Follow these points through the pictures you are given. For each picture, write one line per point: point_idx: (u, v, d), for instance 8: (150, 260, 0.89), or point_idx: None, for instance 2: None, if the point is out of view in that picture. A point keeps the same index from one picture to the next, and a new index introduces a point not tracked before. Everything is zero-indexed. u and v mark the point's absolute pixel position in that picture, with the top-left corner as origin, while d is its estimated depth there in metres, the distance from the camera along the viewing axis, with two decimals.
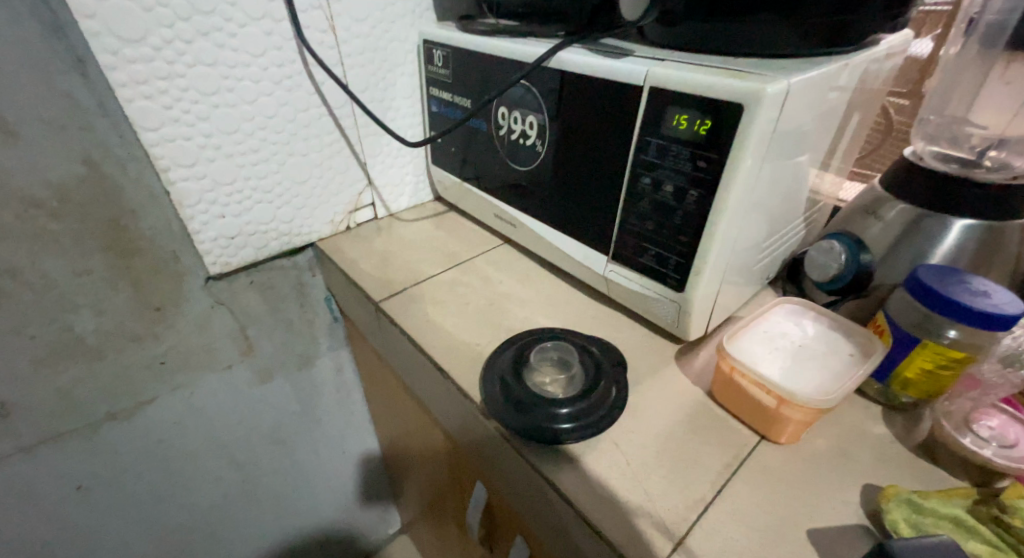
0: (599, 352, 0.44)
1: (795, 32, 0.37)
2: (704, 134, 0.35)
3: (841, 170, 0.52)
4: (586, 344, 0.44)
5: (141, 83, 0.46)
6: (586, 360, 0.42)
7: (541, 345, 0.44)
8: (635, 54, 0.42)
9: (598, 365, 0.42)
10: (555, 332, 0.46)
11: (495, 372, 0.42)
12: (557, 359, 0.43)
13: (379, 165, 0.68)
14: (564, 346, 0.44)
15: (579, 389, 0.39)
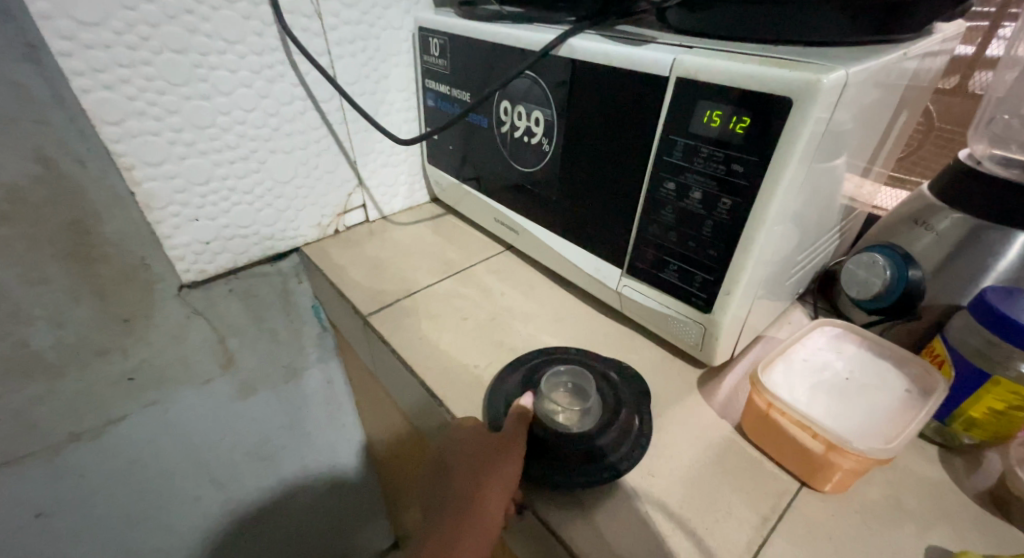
0: (619, 378, 0.38)
1: (846, 17, 0.32)
2: (739, 134, 0.31)
3: (879, 174, 0.47)
4: (603, 368, 0.39)
5: (101, 71, 0.41)
6: (603, 388, 0.37)
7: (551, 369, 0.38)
8: (657, 42, 0.37)
9: (618, 395, 0.36)
10: (568, 353, 0.41)
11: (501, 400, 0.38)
12: (570, 385, 0.37)
13: (372, 164, 0.63)
14: (575, 370, 0.37)
15: (597, 423, 0.34)
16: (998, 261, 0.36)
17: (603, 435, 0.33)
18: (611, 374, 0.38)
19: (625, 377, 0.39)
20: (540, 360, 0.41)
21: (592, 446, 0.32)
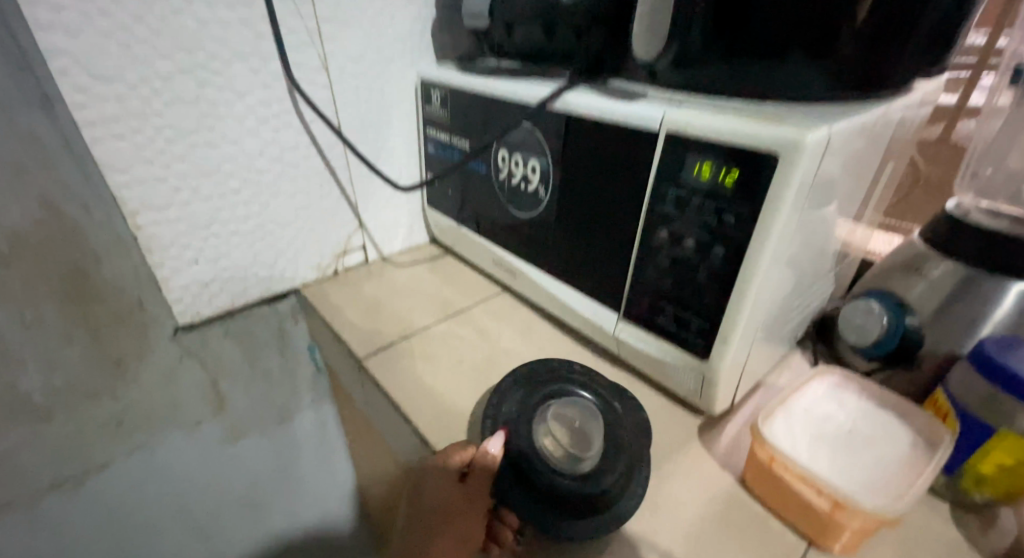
0: (623, 411, 0.37)
1: (828, 76, 0.34)
2: (730, 186, 0.31)
3: (870, 220, 0.48)
4: (608, 398, 0.38)
5: (112, 121, 0.42)
6: (607, 427, 0.36)
7: (560, 398, 0.37)
8: (648, 97, 0.39)
9: (624, 440, 0.35)
10: (576, 374, 0.40)
11: (501, 407, 0.36)
12: (574, 423, 0.36)
13: (372, 207, 0.64)
14: (587, 407, 0.37)
15: (596, 471, 0.33)
16: (994, 310, 0.36)
17: (603, 483, 0.32)
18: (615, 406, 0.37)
19: (630, 409, 0.37)
20: (545, 376, 0.39)
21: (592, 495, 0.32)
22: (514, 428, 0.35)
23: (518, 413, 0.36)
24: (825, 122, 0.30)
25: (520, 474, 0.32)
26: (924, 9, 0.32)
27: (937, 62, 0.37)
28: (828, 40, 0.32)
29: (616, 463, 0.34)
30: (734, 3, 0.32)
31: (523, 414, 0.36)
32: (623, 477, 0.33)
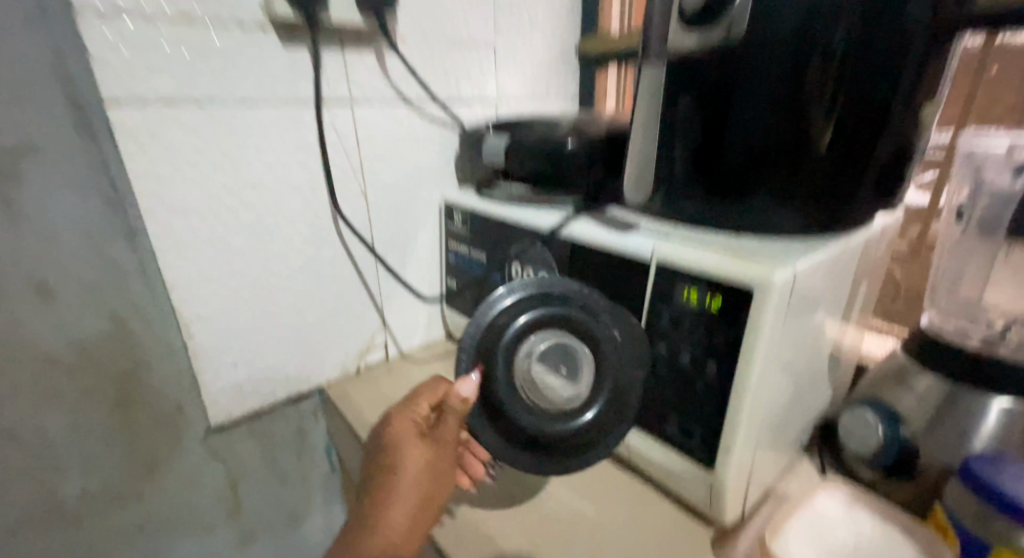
0: (624, 338, 0.39)
1: (794, 215, 0.40)
2: (716, 311, 0.36)
3: (859, 322, 0.51)
4: (611, 322, 0.39)
5: (183, 247, 0.49)
6: (608, 354, 0.39)
7: (559, 329, 0.40)
8: (641, 229, 0.45)
9: (620, 371, 0.39)
10: (586, 293, 0.40)
11: (495, 333, 0.40)
12: (560, 366, 0.42)
13: (396, 309, 0.69)
14: (587, 341, 0.39)
15: (571, 414, 0.39)
16: (981, 423, 0.38)
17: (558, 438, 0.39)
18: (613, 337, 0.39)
19: (630, 335, 0.39)
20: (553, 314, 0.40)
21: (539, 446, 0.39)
22: (507, 348, 0.39)
23: (511, 336, 0.39)
24: (790, 258, 0.35)
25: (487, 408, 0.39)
26: (867, 163, 0.39)
27: (895, 198, 0.42)
28: (790, 188, 0.39)
29: (599, 403, 0.39)
30: (704, 160, 0.41)
31: (516, 344, 0.40)
32: (600, 414, 0.39)
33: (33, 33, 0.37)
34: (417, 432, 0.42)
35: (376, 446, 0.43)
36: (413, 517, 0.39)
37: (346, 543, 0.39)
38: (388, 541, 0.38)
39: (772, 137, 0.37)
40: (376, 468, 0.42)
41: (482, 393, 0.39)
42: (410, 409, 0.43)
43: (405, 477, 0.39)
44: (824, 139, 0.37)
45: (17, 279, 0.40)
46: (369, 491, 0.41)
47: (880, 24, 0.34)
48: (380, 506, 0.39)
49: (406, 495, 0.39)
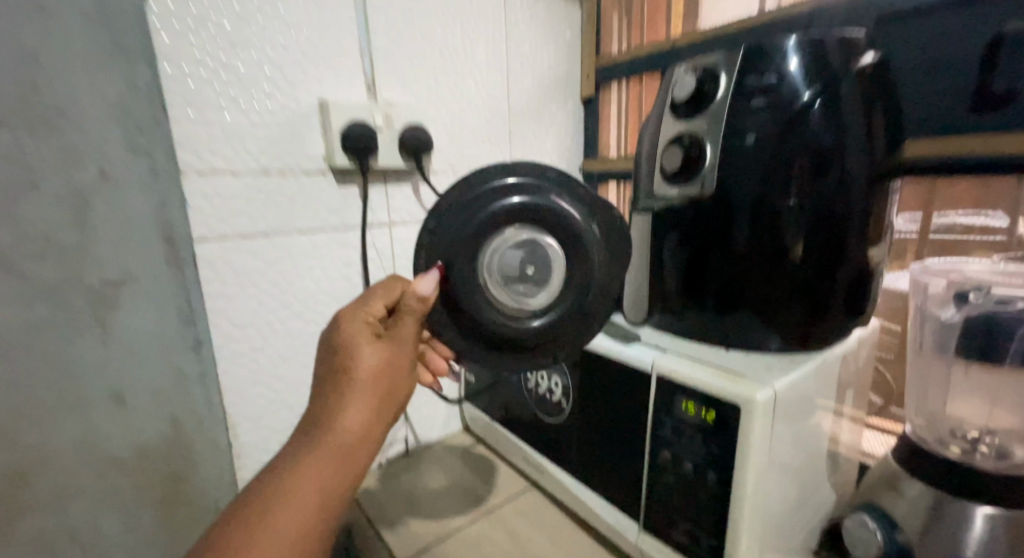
0: (599, 237, 0.40)
1: (776, 333, 0.46)
2: (711, 421, 0.41)
3: (853, 422, 0.55)
4: (585, 220, 0.40)
5: (239, 354, 0.56)
6: (574, 257, 0.40)
7: (530, 229, 0.39)
8: (642, 340, 0.51)
9: (590, 276, 0.40)
10: (556, 189, 0.40)
11: (470, 208, 0.39)
12: (526, 270, 0.40)
13: (416, 403, 0.74)
14: (556, 240, 0.39)
15: (536, 311, 0.40)
16: (968, 530, 0.40)
17: (511, 319, 0.40)
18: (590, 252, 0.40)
19: (606, 231, 0.40)
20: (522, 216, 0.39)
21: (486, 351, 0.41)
22: (472, 250, 0.39)
23: (485, 216, 0.38)
24: (771, 378, 0.41)
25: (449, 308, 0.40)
26: (835, 290, 0.45)
27: (862, 318, 0.49)
28: (768, 304, 0.45)
29: (561, 304, 0.40)
30: (695, 280, 0.48)
31: (484, 250, 0.39)
32: (563, 315, 0.40)
33: (145, 190, 0.46)
34: (370, 332, 0.39)
35: (323, 353, 0.40)
36: (370, 413, 0.37)
37: (290, 454, 0.35)
38: (342, 438, 0.35)
39: (749, 268, 0.44)
40: (326, 371, 0.38)
41: (444, 293, 0.40)
42: (361, 311, 0.41)
43: (360, 375, 0.37)
44: (796, 251, 0.43)
45: (99, 388, 0.46)
46: (319, 391, 0.38)
47: (830, 168, 0.41)
48: (335, 407, 0.36)
49: (364, 392, 0.37)
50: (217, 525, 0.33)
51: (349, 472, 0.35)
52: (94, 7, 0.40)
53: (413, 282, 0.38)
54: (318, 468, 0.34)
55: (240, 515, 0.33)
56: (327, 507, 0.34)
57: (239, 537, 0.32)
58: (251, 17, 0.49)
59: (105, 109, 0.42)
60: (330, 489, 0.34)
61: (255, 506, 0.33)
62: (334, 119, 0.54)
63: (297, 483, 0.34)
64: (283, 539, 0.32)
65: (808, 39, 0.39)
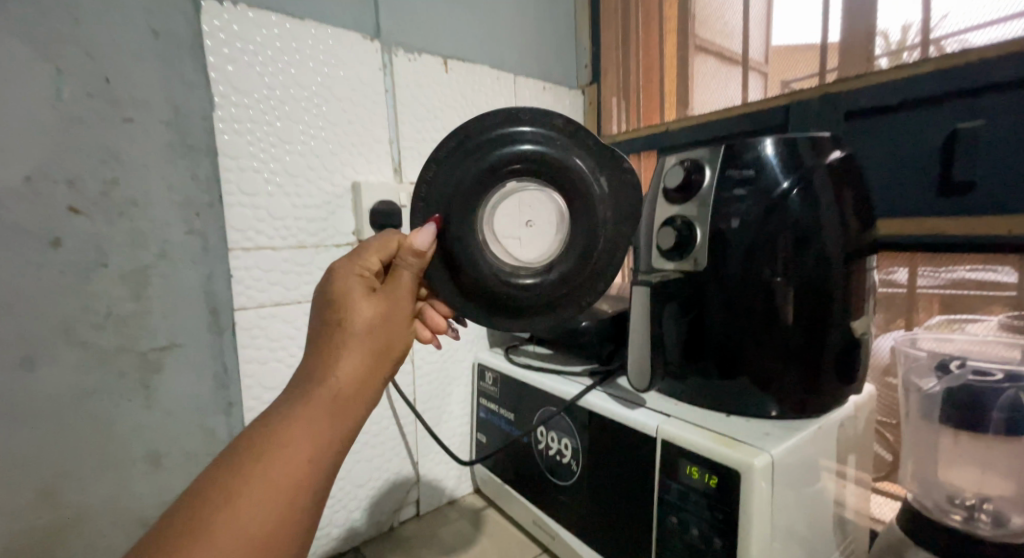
0: (608, 191, 0.38)
1: (774, 399, 0.48)
2: (714, 486, 0.44)
3: (859, 487, 0.55)
4: (592, 172, 0.38)
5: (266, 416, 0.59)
6: (579, 211, 0.38)
7: (534, 180, 0.39)
8: (646, 405, 0.54)
9: (597, 228, 0.38)
10: (562, 138, 0.38)
11: (471, 157, 0.38)
12: (526, 220, 0.44)
13: (429, 463, 0.76)
14: (560, 193, 0.39)
15: (538, 269, 0.40)
16: None
17: (514, 281, 0.39)
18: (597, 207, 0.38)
19: (615, 185, 0.39)
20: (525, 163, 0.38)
21: (486, 313, 0.40)
22: (470, 201, 0.38)
23: (485, 165, 0.38)
24: (768, 444, 0.44)
25: (448, 265, 0.39)
26: (826, 358, 0.48)
27: (854, 385, 0.51)
28: (765, 370, 0.48)
29: (565, 261, 0.39)
30: (694, 347, 0.52)
31: (485, 203, 0.39)
32: (565, 274, 0.39)
33: (196, 266, 0.51)
34: (365, 286, 0.38)
35: (315, 306, 0.38)
36: (367, 365, 0.36)
37: (280, 406, 0.33)
38: (338, 389, 0.34)
39: (744, 337, 0.48)
40: (320, 323, 0.37)
41: (443, 246, 0.39)
42: (355, 265, 0.39)
43: (357, 328, 0.36)
44: (787, 317, 0.46)
45: (138, 449, 0.50)
46: (312, 344, 0.36)
47: (812, 244, 0.45)
48: (330, 359, 0.35)
49: (361, 346, 0.36)
50: (197, 480, 0.30)
51: (343, 424, 0.34)
52: (171, 116, 0.48)
53: (410, 236, 0.38)
54: (311, 418, 0.32)
55: (222, 469, 0.30)
56: (320, 460, 0.32)
57: (222, 492, 0.29)
58: (299, 116, 0.56)
59: (170, 197, 0.49)
60: (324, 439, 0.32)
61: (239, 459, 0.30)
62: (364, 199, 0.61)
63: (288, 433, 0.31)
64: (272, 492, 0.29)
65: (782, 140, 0.46)
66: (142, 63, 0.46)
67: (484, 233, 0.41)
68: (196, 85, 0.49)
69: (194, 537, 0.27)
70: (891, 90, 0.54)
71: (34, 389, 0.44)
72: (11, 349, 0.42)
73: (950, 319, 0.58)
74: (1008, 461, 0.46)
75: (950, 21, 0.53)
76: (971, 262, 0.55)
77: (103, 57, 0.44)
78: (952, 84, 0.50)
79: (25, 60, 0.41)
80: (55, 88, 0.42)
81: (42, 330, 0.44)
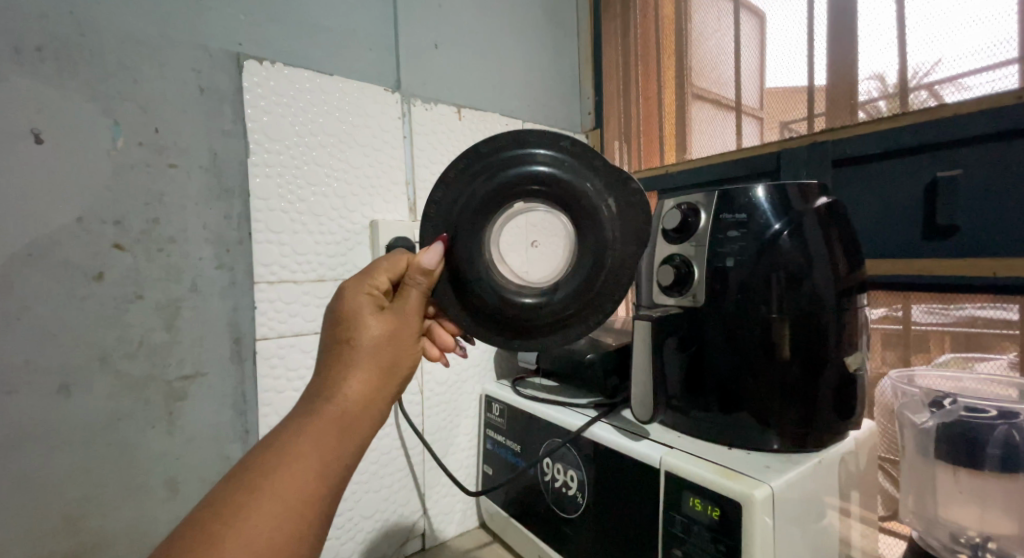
0: (616, 212, 0.40)
1: (775, 433, 0.49)
2: (716, 518, 0.45)
3: (865, 523, 0.55)
4: (600, 193, 0.40)
5: None
6: (586, 232, 0.39)
7: (543, 201, 0.41)
8: (650, 436, 0.56)
9: (603, 250, 0.39)
10: (571, 160, 0.40)
11: (480, 178, 0.40)
12: (531, 241, 0.45)
13: (435, 495, 0.76)
14: (568, 214, 0.40)
15: (544, 290, 0.41)
16: None
17: (519, 299, 0.40)
18: (603, 228, 0.39)
19: (623, 205, 0.40)
20: (530, 183, 0.39)
21: (488, 328, 0.42)
22: (478, 221, 0.40)
23: (494, 185, 0.40)
24: (769, 475, 0.45)
25: (455, 281, 0.41)
26: (823, 392, 0.49)
27: (852, 420, 0.52)
28: (764, 402, 0.50)
29: (570, 282, 0.40)
30: (696, 380, 0.54)
31: (492, 222, 0.41)
32: (571, 295, 0.40)
33: (224, 297, 0.55)
34: (374, 304, 0.40)
35: (326, 324, 0.40)
36: (373, 382, 0.38)
37: (290, 424, 0.35)
38: (345, 406, 0.36)
39: (743, 370, 0.50)
40: (330, 341, 0.39)
41: (451, 266, 0.41)
42: (365, 284, 0.41)
43: (364, 346, 0.38)
44: (784, 351, 0.48)
45: (158, 476, 0.51)
46: (323, 361, 0.39)
47: (805, 281, 0.48)
48: (339, 377, 0.37)
49: (368, 363, 0.38)
50: (211, 493, 0.32)
51: (349, 440, 0.36)
52: (209, 162, 0.53)
53: (418, 255, 0.40)
54: (319, 434, 0.34)
55: (235, 482, 0.32)
56: (327, 475, 0.34)
57: (235, 505, 0.31)
58: (324, 161, 0.61)
59: (204, 235, 0.53)
60: (330, 455, 0.34)
61: (252, 473, 0.32)
62: (381, 235, 0.65)
63: (297, 448, 0.34)
64: (280, 505, 0.31)
65: (772, 186, 0.49)
66: (186, 115, 0.52)
67: (490, 252, 0.42)
68: (234, 135, 0.55)
69: (207, 548, 0.28)
70: (876, 141, 0.59)
71: (69, 414, 0.46)
72: (51, 376, 0.45)
73: (959, 356, 0.58)
74: (1005, 499, 0.47)
75: (944, 65, 0.56)
76: (981, 300, 0.55)
77: (154, 112, 0.50)
78: (939, 135, 0.54)
79: (89, 116, 0.46)
80: (112, 139, 0.48)
81: (80, 358, 0.47)
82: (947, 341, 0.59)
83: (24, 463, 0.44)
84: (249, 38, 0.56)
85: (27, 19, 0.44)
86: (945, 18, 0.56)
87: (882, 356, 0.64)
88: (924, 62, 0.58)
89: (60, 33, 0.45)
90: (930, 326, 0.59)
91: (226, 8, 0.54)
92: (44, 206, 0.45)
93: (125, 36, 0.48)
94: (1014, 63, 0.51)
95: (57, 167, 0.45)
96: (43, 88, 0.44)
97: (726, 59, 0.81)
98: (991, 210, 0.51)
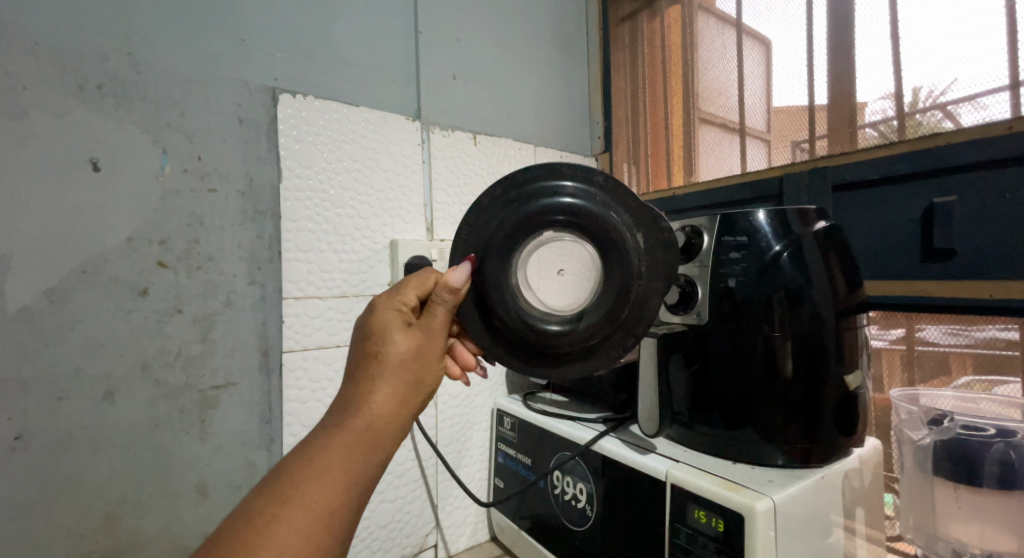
0: (643, 245, 0.43)
1: (784, 452, 0.51)
2: (720, 529, 0.46)
3: (874, 540, 0.56)
4: (628, 226, 0.42)
5: None
6: (611, 262, 0.42)
7: (569, 231, 0.43)
8: (657, 451, 0.57)
9: (629, 279, 0.42)
10: (599, 193, 0.43)
11: (511, 206, 0.43)
12: (558, 268, 0.47)
13: (447, 507, 0.78)
14: (594, 244, 0.43)
15: (567, 318, 0.43)
16: None
17: (544, 324, 0.43)
18: (631, 257, 0.42)
19: (651, 240, 0.43)
20: (557, 213, 0.42)
21: (514, 351, 0.44)
22: (506, 244, 0.43)
23: (523, 213, 0.43)
24: (773, 489, 0.47)
25: (483, 306, 0.44)
26: (829, 412, 0.51)
27: (858, 437, 0.54)
28: (771, 423, 0.51)
29: (595, 313, 0.42)
30: (703, 397, 0.55)
31: (520, 249, 0.44)
32: (595, 324, 0.42)
33: (255, 312, 0.59)
34: (402, 321, 0.44)
35: (357, 338, 0.43)
36: (398, 396, 0.40)
37: (321, 432, 0.38)
38: (371, 419, 0.38)
39: (752, 388, 0.52)
40: (359, 354, 0.42)
41: (477, 288, 0.44)
42: (394, 301, 0.45)
43: (392, 359, 0.41)
44: (788, 370, 0.50)
45: (189, 481, 0.54)
46: (351, 375, 0.41)
47: (807, 304, 0.50)
48: (366, 390, 0.40)
49: (395, 377, 0.41)
50: (243, 502, 0.34)
51: (372, 454, 0.38)
52: (246, 186, 0.58)
53: (446, 274, 0.43)
54: (346, 446, 0.37)
55: (265, 493, 0.34)
56: (351, 488, 0.36)
57: (267, 516, 0.33)
58: (350, 185, 0.65)
59: (239, 253, 0.57)
60: (356, 467, 0.37)
61: (281, 483, 0.35)
62: (400, 254, 0.68)
63: (324, 460, 0.36)
64: (308, 516, 0.33)
65: (774, 212, 0.52)
66: (227, 143, 0.56)
67: (517, 278, 0.45)
68: (268, 162, 0.59)
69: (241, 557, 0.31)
70: (874, 167, 0.61)
71: (112, 419, 0.50)
72: (98, 383, 0.49)
73: (979, 379, 0.59)
74: (1004, 513, 0.47)
75: (959, 85, 0.58)
76: (999, 321, 0.56)
77: (198, 141, 0.54)
78: (933, 163, 0.56)
79: (141, 146, 0.51)
80: (160, 166, 0.52)
81: (123, 368, 0.50)
82: (968, 362, 0.60)
83: (71, 463, 0.48)
84: (284, 74, 0.61)
85: (91, 59, 0.49)
86: (945, 48, 0.59)
87: (897, 377, 0.65)
88: (938, 82, 0.60)
89: (118, 71, 0.50)
90: (949, 346, 0.61)
91: (264, 48, 0.60)
92: (97, 227, 0.49)
93: (175, 74, 0.53)
94: (1006, 90, 0.54)
95: (111, 191, 0.50)
96: (103, 122, 0.49)
97: (732, 85, 0.84)
98: (985, 232, 0.53)
